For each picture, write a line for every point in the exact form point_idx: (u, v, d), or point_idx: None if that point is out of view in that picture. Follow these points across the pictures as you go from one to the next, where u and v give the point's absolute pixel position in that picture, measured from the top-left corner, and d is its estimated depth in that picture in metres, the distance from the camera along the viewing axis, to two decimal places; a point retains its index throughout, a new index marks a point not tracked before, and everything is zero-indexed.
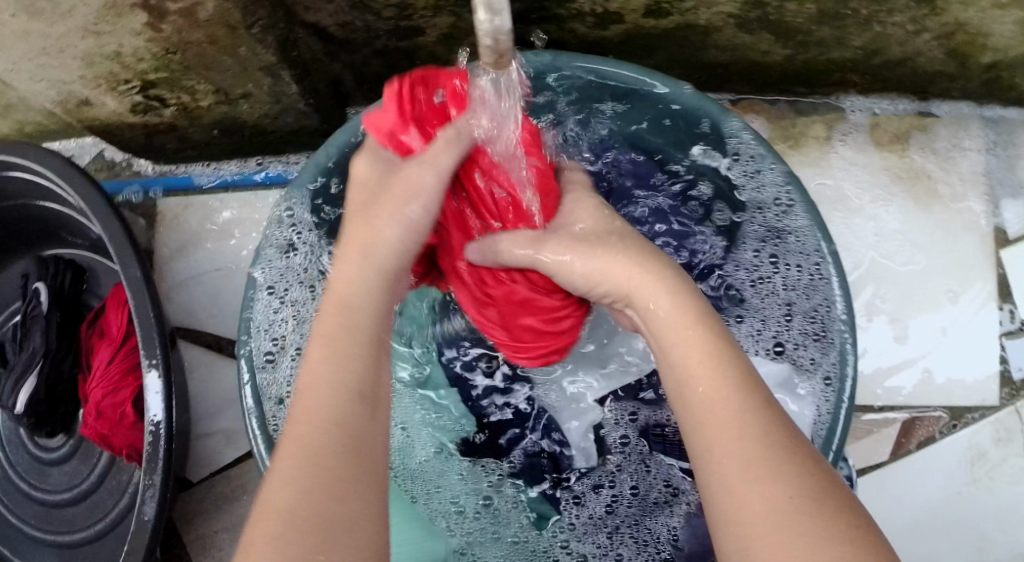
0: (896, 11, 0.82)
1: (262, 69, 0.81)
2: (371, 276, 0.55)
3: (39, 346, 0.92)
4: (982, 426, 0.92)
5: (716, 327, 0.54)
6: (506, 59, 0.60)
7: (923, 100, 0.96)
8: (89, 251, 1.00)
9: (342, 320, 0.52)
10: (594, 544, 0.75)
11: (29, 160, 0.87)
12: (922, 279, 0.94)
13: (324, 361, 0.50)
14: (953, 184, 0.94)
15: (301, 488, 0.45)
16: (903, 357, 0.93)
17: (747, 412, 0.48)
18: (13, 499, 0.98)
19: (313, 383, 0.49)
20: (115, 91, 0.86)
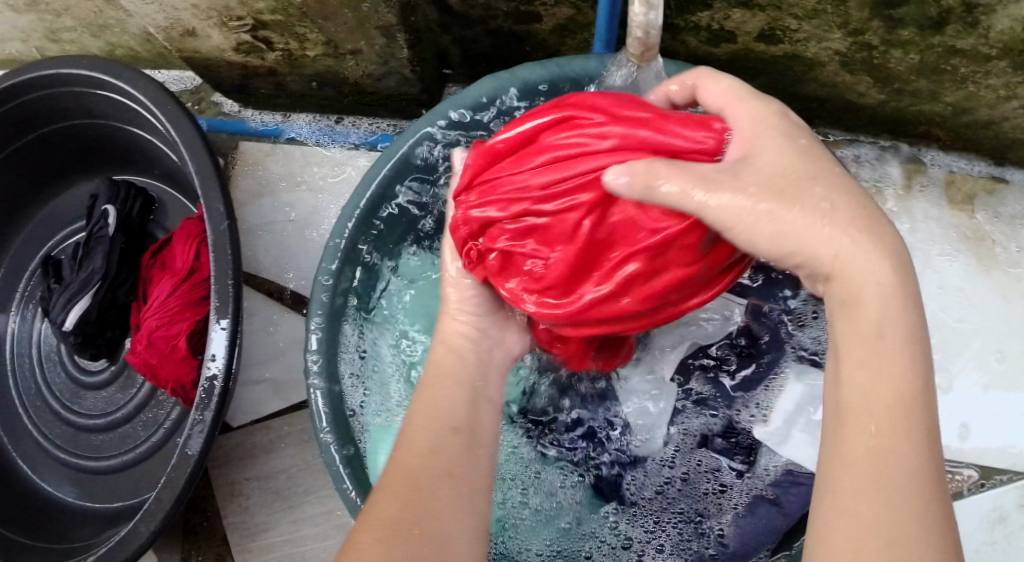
0: (993, 74, 0.84)
1: (379, 28, 0.82)
2: (458, 359, 0.65)
3: (100, 268, 0.91)
4: (1008, 490, 0.93)
5: (917, 331, 0.48)
6: (650, 52, 0.64)
7: (998, 165, 0.99)
8: (161, 183, 1.00)
9: (440, 385, 0.62)
10: (643, 529, 0.78)
11: (120, 79, 0.84)
12: (971, 337, 0.96)
13: (418, 416, 0.59)
14: (1015, 251, 0.97)
15: (400, 505, 0.52)
16: (944, 411, 0.96)
17: (898, 447, 0.45)
18: (41, 416, 0.97)
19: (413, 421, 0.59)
20: (225, 27, 0.85)
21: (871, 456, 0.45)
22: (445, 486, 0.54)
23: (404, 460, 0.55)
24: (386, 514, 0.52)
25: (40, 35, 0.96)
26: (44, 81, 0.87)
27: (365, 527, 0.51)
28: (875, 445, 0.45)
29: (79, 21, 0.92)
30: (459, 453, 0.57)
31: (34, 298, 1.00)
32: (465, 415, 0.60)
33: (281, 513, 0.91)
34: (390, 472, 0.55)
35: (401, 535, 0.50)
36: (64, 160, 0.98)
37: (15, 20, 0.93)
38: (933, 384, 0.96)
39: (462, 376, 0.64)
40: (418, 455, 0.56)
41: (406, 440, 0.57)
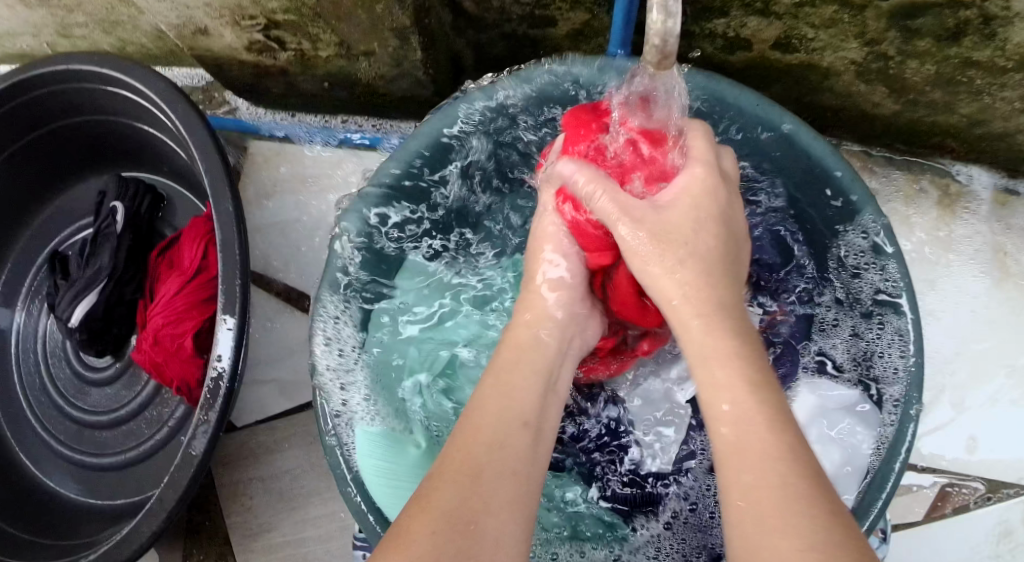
0: (1008, 87, 0.83)
1: (393, 30, 0.81)
2: (534, 352, 0.62)
3: (108, 265, 0.91)
4: (1015, 504, 0.93)
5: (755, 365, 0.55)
6: (669, 60, 0.62)
7: (1012, 177, 0.99)
8: (170, 179, 1.00)
9: (513, 375, 0.59)
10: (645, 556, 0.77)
11: (131, 76, 0.84)
12: (982, 349, 0.96)
13: (483, 404, 0.56)
14: None
15: (458, 497, 0.49)
16: (953, 423, 0.95)
17: (764, 449, 0.50)
18: (46, 412, 0.97)
19: (480, 406, 0.56)
20: (237, 26, 0.84)
21: (746, 459, 0.50)
22: (506, 484, 0.51)
23: (466, 445, 0.53)
24: (444, 505, 0.49)
25: (52, 30, 0.96)
26: (55, 77, 0.87)
27: (421, 514, 0.49)
28: (753, 455, 0.50)
29: (91, 17, 0.91)
30: (523, 452, 0.54)
31: (41, 293, 0.99)
32: (536, 410, 0.57)
33: (285, 513, 0.91)
34: (450, 458, 0.52)
35: (457, 531, 0.47)
36: (74, 155, 0.98)
37: (28, 15, 0.93)
38: (942, 397, 0.95)
39: (533, 366, 0.61)
40: (482, 447, 0.53)
41: (475, 427, 0.54)
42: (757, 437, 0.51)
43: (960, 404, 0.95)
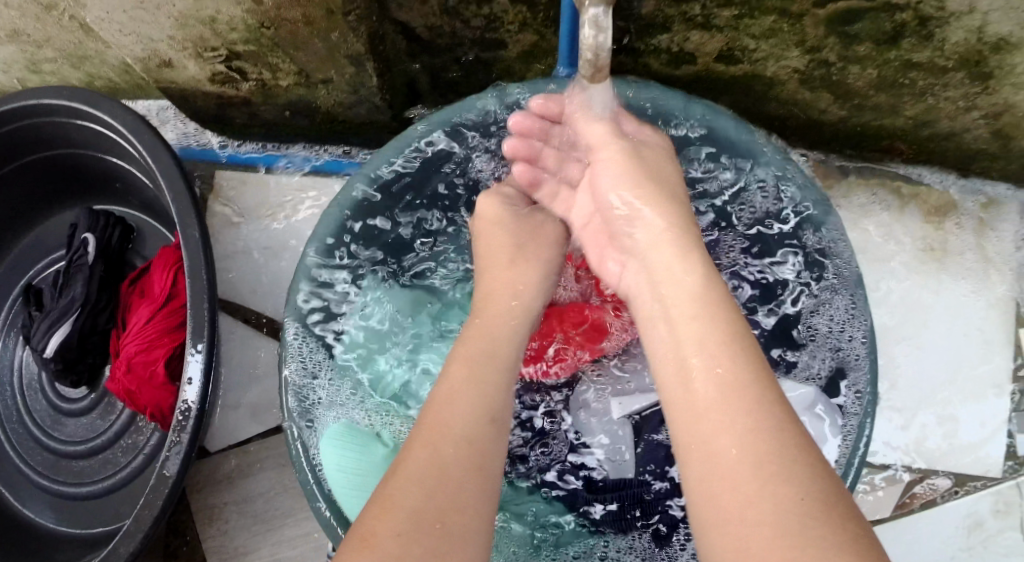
0: (950, 86, 0.86)
1: (349, 57, 0.85)
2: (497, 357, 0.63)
3: (81, 295, 0.93)
4: (982, 497, 0.95)
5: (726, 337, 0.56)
6: (602, 72, 0.66)
7: (963, 176, 1.02)
8: (140, 211, 1.02)
9: (483, 380, 0.60)
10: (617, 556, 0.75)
11: (98, 109, 0.87)
12: (938, 344, 0.98)
13: (451, 401, 0.58)
14: (980, 260, 1.00)
15: (428, 491, 0.51)
16: (916, 419, 0.97)
17: (743, 431, 0.51)
18: (23, 444, 0.98)
19: (444, 401, 0.58)
20: (200, 58, 0.87)
21: (720, 441, 0.51)
22: (469, 486, 0.53)
23: (425, 447, 0.54)
24: (409, 502, 0.51)
25: (21, 65, 0.98)
26: (27, 111, 0.89)
27: (387, 513, 0.50)
28: (732, 439, 0.51)
29: (59, 53, 0.94)
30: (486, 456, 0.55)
31: (15, 325, 1.01)
32: (499, 411, 0.59)
33: (260, 535, 0.92)
34: (416, 454, 0.54)
35: (424, 531, 0.49)
36: (45, 189, 1.00)
37: None
38: (905, 394, 0.98)
39: (491, 377, 0.61)
40: (451, 449, 0.54)
41: (440, 423, 0.56)
42: (737, 416, 0.52)
43: (923, 400, 0.98)
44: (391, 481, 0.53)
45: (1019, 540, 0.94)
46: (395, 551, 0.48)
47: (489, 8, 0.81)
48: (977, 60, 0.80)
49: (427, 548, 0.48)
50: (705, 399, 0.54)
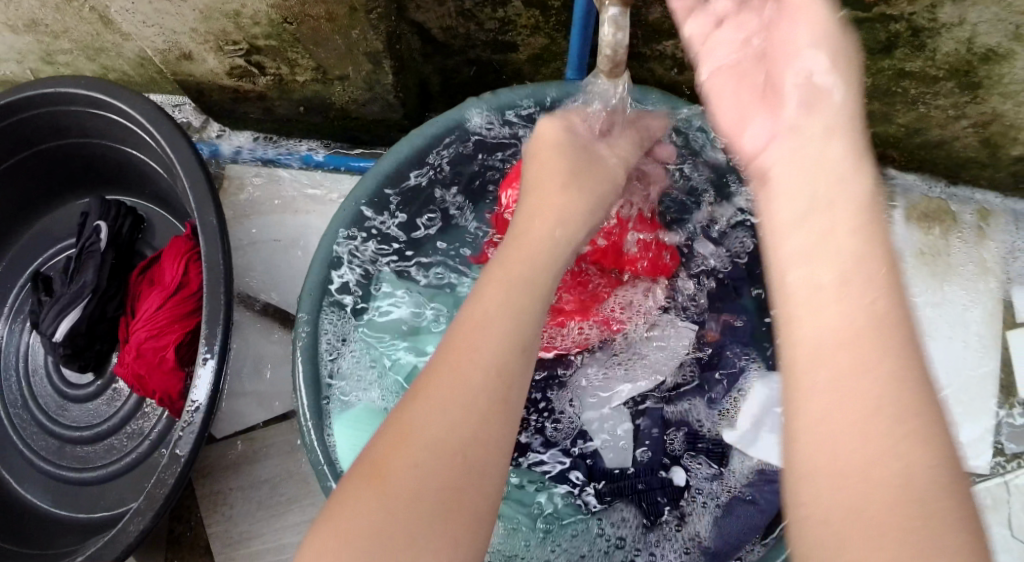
0: (940, 95, 0.92)
1: (367, 54, 0.88)
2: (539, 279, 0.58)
3: (91, 281, 0.94)
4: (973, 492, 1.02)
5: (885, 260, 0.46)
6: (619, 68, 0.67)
7: (951, 183, 1.12)
8: (150, 203, 1.04)
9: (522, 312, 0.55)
10: (611, 545, 0.78)
11: (116, 99, 0.88)
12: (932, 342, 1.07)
13: (485, 324, 0.53)
14: (971, 263, 1.09)
15: (451, 420, 0.48)
16: None
17: (878, 376, 0.43)
18: (27, 430, 0.98)
19: (483, 320, 0.53)
20: (220, 51, 0.90)
21: (856, 395, 0.43)
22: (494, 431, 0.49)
23: (447, 373, 0.51)
24: (432, 437, 0.48)
25: (35, 56, 1.00)
26: (44, 99, 0.91)
27: (403, 444, 0.48)
28: (873, 398, 0.42)
29: (75, 44, 0.96)
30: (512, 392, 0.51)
31: (22, 311, 1.02)
32: (526, 344, 0.53)
33: (266, 521, 0.93)
34: (444, 378, 0.50)
35: (446, 466, 0.47)
36: (57, 179, 1.02)
37: (11, 41, 0.96)
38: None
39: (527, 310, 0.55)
40: (477, 379, 0.50)
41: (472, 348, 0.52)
42: (870, 364, 0.43)
43: None
44: (414, 406, 0.50)
45: (1005, 536, 1.00)
46: (402, 488, 0.46)
47: (504, 11, 0.85)
48: (967, 70, 0.86)
49: (443, 483, 0.46)
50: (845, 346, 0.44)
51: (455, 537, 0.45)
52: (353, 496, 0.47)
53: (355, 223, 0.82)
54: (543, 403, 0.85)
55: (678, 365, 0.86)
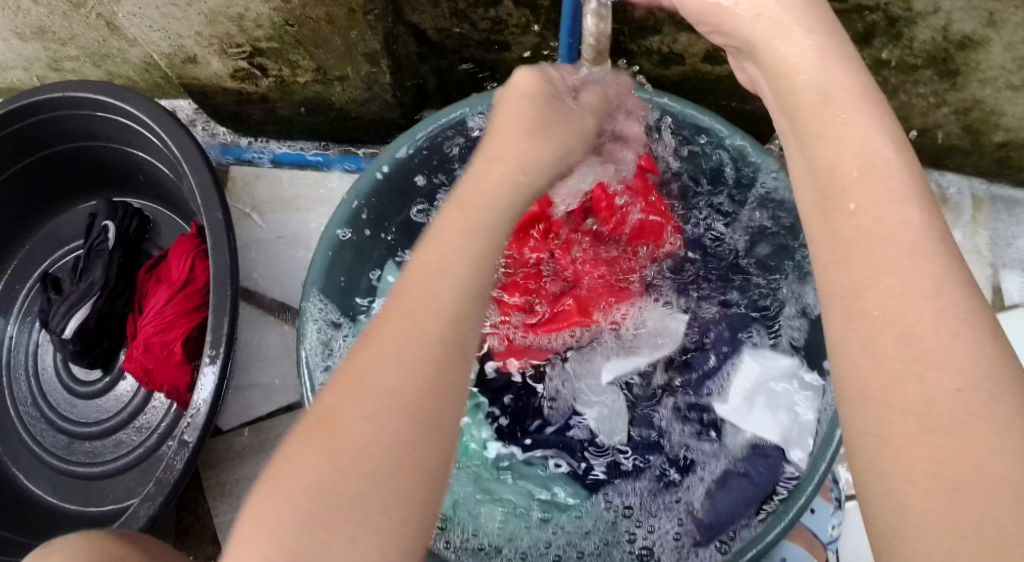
0: (920, 83, 0.95)
1: (364, 54, 0.91)
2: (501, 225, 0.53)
3: (100, 279, 0.97)
4: None
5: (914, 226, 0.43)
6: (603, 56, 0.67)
7: (937, 171, 1.15)
8: (155, 203, 1.07)
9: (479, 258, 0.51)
10: (612, 520, 0.81)
11: (123, 102, 0.92)
12: None
13: (440, 270, 0.49)
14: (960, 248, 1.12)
15: (403, 374, 0.46)
16: None
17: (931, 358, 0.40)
18: (36, 427, 1.00)
19: (439, 265, 0.50)
20: (224, 54, 0.93)
21: (920, 346, 0.40)
22: (449, 391, 0.47)
23: (398, 321, 0.48)
24: (381, 391, 0.46)
25: (43, 63, 1.03)
26: (53, 104, 0.94)
27: (352, 394, 0.46)
28: (929, 350, 0.40)
29: (82, 51, 0.99)
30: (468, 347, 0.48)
31: (32, 311, 1.05)
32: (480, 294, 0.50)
33: None
34: (393, 326, 0.48)
35: (401, 419, 0.45)
36: (64, 182, 1.05)
37: (20, 49, 1.00)
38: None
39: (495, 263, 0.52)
40: (429, 329, 0.47)
41: (424, 297, 0.49)
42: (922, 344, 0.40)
43: None
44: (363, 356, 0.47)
45: None
46: (350, 449, 0.44)
47: (496, 11, 0.87)
48: (944, 57, 0.89)
49: (394, 438, 0.44)
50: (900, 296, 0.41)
51: (407, 493, 0.44)
52: (296, 456, 0.45)
53: (351, 219, 0.84)
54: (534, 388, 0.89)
55: (676, 350, 0.88)
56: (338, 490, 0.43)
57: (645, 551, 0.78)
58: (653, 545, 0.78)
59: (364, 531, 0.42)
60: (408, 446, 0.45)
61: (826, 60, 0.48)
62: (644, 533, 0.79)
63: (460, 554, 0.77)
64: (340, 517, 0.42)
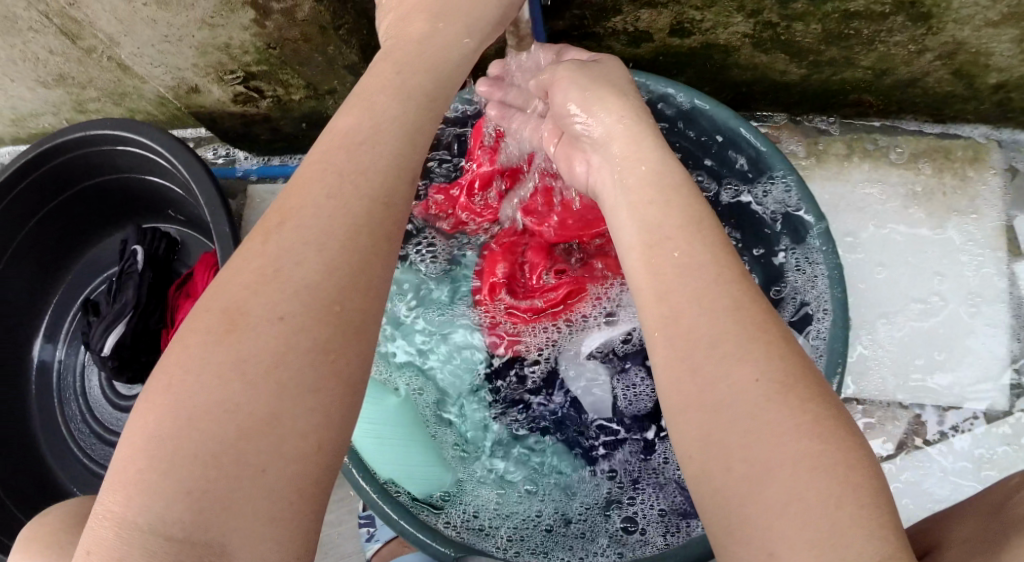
0: (895, 32, 0.94)
1: (345, 67, 0.96)
2: (365, 188, 0.52)
3: (132, 299, 1.06)
4: (990, 430, 1.01)
5: (721, 237, 0.56)
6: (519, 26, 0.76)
7: (941, 123, 1.12)
8: (184, 227, 1.15)
9: (338, 223, 0.51)
10: (598, 496, 0.85)
11: (138, 134, 1.00)
12: (938, 284, 1.06)
13: (330, 238, 0.51)
14: (970, 200, 1.08)
15: (285, 330, 0.48)
16: (928, 358, 1.04)
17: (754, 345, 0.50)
18: (86, 441, 1.10)
19: (323, 208, 0.51)
20: (222, 81, 1.01)
21: (731, 344, 0.50)
22: (312, 358, 0.48)
23: (263, 263, 0.50)
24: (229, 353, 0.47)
25: (70, 107, 1.14)
26: (78, 141, 1.03)
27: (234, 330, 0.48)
28: (708, 360, 0.50)
29: (101, 92, 1.09)
30: (347, 313, 0.49)
31: (77, 335, 1.16)
32: (350, 258, 0.50)
33: None
34: (280, 273, 0.49)
35: (304, 338, 0.48)
36: (97, 214, 1.15)
37: (47, 96, 1.11)
38: (911, 336, 1.05)
39: (382, 236, 0.52)
40: (287, 293, 0.49)
41: (273, 260, 0.50)
42: (749, 339, 0.50)
43: (930, 345, 1.05)
44: (239, 292, 0.49)
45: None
46: (207, 402, 0.46)
47: None
48: (911, 2, 0.88)
49: (280, 386, 0.47)
50: (690, 327, 0.51)
51: (327, 417, 0.48)
52: (136, 429, 0.46)
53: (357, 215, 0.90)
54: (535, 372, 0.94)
55: (633, 328, 0.91)
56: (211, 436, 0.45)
57: (628, 522, 0.82)
58: (638, 515, 0.82)
59: (251, 489, 0.45)
60: (273, 408, 0.46)
61: (635, 151, 0.62)
62: (630, 503, 0.84)
63: (461, 531, 0.80)
64: (217, 460, 0.45)
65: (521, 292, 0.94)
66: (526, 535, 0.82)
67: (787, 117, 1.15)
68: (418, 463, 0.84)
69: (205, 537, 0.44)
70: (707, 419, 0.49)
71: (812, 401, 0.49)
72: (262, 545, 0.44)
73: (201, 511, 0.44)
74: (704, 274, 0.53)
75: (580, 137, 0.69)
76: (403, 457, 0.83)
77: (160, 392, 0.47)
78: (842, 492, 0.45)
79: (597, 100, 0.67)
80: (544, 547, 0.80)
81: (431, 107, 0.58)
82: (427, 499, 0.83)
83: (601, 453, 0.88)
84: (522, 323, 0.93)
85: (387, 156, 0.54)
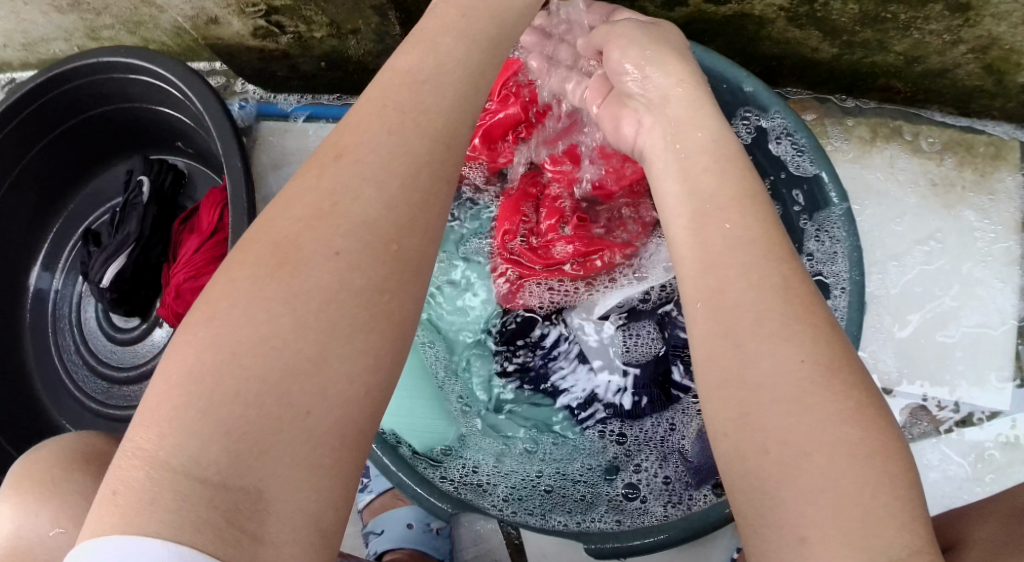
0: (932, 19, 0.93)
1: (372, 7, 0.93)
2: (414, 120, 0.50)
3: (135, 231, 1.03)
4: (992, 427, 1.01)
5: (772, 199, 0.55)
6: None
7: (967, 117, 1.09)
8: (194, 160, 1.11)
9: (398, 163, 0.49)
10: (598, 459, 0.85)
11: (151, 63, 0.96)
12: (947, 276, 1.06)
13: (378, 169, 0.49)
14: (985, 200, 1.07)
15: (339, 259, 0.47)
16: (936, 350, 1.04)
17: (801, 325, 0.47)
18: (79, 374, 1.09)
19: (378, 134, 0.50)
20: (242, 14, 0.98)
21: (777, 321, 0.47)
22: (357, 310, 0.46)
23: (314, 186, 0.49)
24: (286, 295, 0.46)
25: (82, 33, 1.11)
26: (87, 69, 1.00)
27: (287, 265, 0.46)
28: (751, 337, 0.47)
29: (116, 19, 1.06)
30: (400, 262, 0.48)
31: (74, 266, 1.13)
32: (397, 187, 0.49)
33: None
34: (346, 198, 0.48)
35: (361, 267, 0.47)
36: (104, 143, 1.12)
37: (60, 20, 1.08)
38: (924, 282, 1.06)
39: (441, 166, 0.50)
40: (344, 220, 0.47)
41: (325, 195, 0.48)
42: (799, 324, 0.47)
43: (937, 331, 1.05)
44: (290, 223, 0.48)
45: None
46: (252, 334, 0.44)
47: None
48: None
49: (325, 318, 0.45)
50: (735, 301, 0.49)
51: (380, 354, 0.46)
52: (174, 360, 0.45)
53: None
54: (545, 328, 0.92)
55: (658, 285, 0.90)
56: (254, 380, 0.43)
57: (630, 489, 0.83)
58: (640, 483, 0.83)
59: (282, 438, 0.43)
60: (318, 351, 0.45)
61: (689, 109, 0.61)
62: (632, 470, 0.84)
63: (457, 485, 0.82)
64: (259, 399, 0.43)
65: (539, 244, 0.91)
66: (524, 493, 0.82)
67: (813, 95, 1.13)
68: (421, 417, 0.85)
69: (240, 483, 0.42)
70: (748, 398, 0.46)
71: (857, 388, 0.46)
72: (301, 493, 0.43)
73: (237, 453, 0.42)
74: (755, 250, 0.50)
75: (631, 96, 0.67)
76: (408, 409, 0.85)
77: (196, 330, 0.45)
78: (879, 487, 0.43)
79: (655, 48, 0.66)
80: (542, 508, 0.81)
81: (494, 51, 0.56)
82: (426, 452, 0.84)
83: (602, 418, 0.87)
84: (537, 276, 0.91)
85: (449, 96, 0.52)
